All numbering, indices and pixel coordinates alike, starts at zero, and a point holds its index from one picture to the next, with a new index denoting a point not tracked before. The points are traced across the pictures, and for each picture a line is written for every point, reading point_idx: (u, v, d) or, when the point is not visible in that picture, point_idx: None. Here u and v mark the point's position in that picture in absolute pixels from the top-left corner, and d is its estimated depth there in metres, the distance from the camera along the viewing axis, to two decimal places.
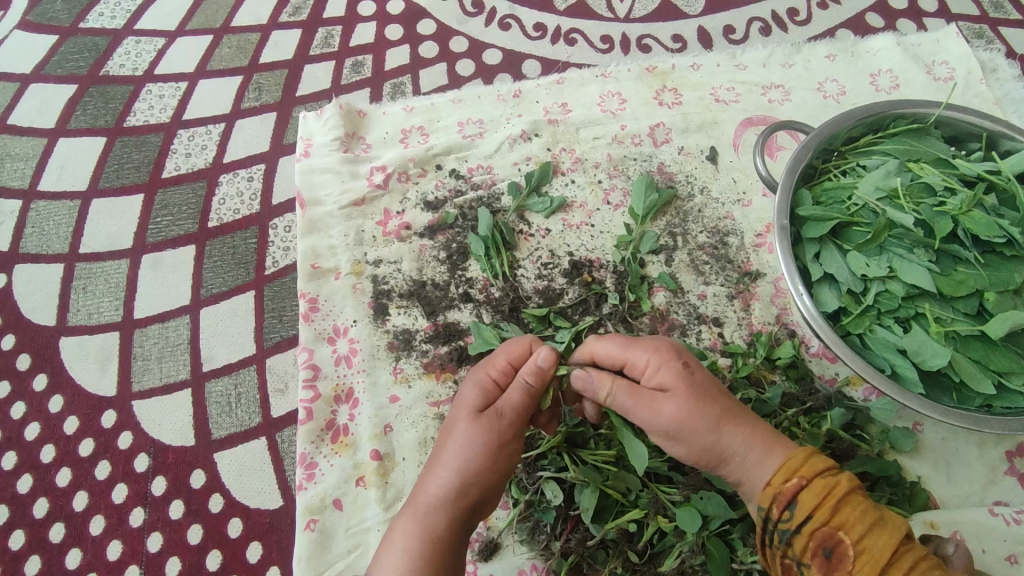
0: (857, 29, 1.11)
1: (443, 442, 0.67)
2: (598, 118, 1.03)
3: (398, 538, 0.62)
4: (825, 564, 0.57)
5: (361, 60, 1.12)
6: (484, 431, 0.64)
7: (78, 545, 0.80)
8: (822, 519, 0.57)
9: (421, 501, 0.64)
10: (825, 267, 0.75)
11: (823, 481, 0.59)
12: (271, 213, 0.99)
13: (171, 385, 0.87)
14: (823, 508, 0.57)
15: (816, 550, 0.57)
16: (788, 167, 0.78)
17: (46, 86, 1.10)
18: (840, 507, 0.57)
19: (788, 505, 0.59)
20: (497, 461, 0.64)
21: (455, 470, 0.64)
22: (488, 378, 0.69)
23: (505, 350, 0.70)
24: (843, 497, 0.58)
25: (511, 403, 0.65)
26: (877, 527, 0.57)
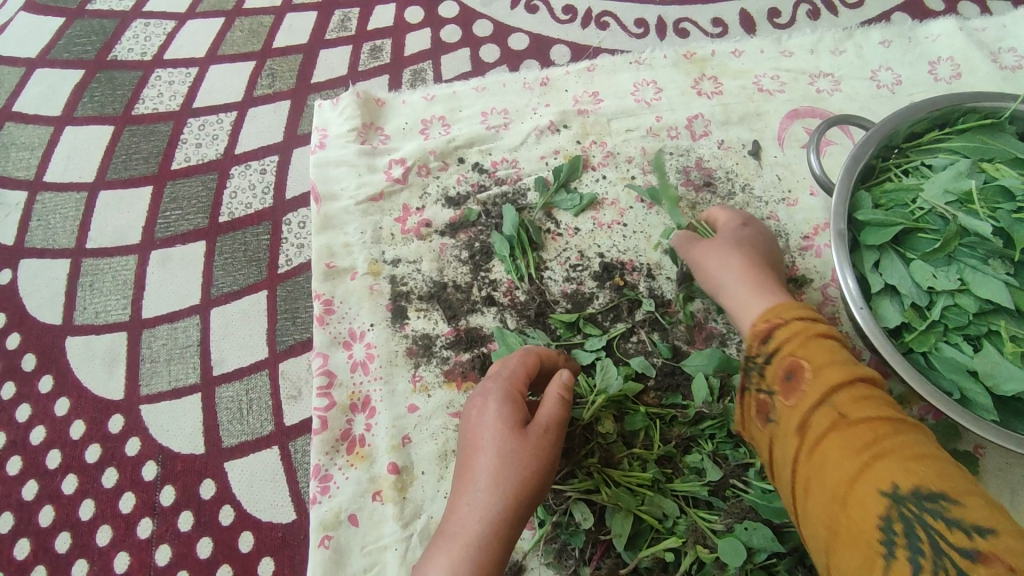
0: (914, 12, 1.02)
1: (474, 464, 0.62)
2: (631, 109, 0.96)
3: (443, 572, 0.56)
4: (785, 389, 0.60)
5: (379, 44, 1.06)
6: (527, 446, 0.62)
7: (84, 556, 0.77)
8: (788, 347, 0.62)
9: (463, 528, 0.58)
10: (886, 278, 0.68)
11: (799, 324, 0.64)
12: (285, 208, 0.93)
13: (180, 390, 0.83)
14: (791, 340, 0.62)
15: (779, 376, 0.61)
16: (847, 167, 0.72)
17: (53, 71, 1.06)
18: (806, 343, 0.62)
19: (762, 340, 0.65)
20: (537, 478, 0.61)
21: (498, 490, 0.60)
22: (511, 390, 0.67)
23: (516, 361, 0.69)
24: (805, 337, 0.62)
25: (549, 417, 0.64)
26: (834, 363, 0.59)
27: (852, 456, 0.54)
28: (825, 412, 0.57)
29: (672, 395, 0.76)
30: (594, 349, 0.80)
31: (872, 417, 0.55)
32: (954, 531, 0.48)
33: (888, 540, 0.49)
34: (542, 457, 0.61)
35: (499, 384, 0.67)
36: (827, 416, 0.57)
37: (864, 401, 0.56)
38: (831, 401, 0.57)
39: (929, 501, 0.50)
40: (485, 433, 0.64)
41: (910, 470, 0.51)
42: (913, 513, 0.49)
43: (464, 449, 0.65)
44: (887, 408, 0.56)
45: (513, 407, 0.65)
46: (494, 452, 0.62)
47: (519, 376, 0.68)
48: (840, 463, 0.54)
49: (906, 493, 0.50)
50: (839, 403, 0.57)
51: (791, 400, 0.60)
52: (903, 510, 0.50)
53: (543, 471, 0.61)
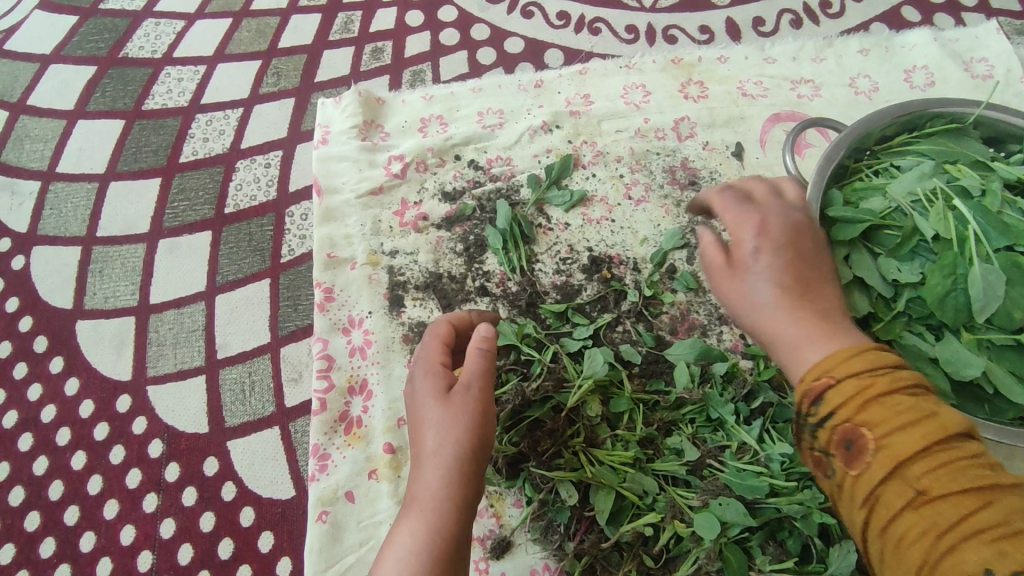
0: (891, 23, 1.07)
1: (422, 437, 0.67)
2: (621, 111, 1.01)
3: (408, 534, 0.61)
4: (846, 458, 0.52)
5: (381, 46, 1.10)
6: (456, 409, 0.66)
7: (91, 528, 0.80)
8: (845, 413, 0.52)
9: (423, 493, 0.64)
10: (856, 271, 0.72)
11: (857, 380, 0.53)
12: (288, 201, 0.98)
13: (186, 372, 0.87)
14: (847, 404, 0.52)
15: (838, 443, 0.53)
16: (820, 165, 0.76)
17: (66, 67, 1.10)
18: (865, 405, 0.52)
19: (812, 403, 0.55)
20: (477, 434, 0.65)
21: (440, 457, 0.64)
22: (431, 362, 0.71)
23: (434, 336, 0.74)
24: (870, 392, 0.52)
25: (470, 375, 0.68)
26: (919, 423, 0.50)
27: (932, 536, 0.47)
28: (897, 485, 0.50)
29: (656, 382, 0.81)
30: (580, 337, 0.84)
31: (957, 492, 0.48)
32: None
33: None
34: (476, 413, 0.66)
35: (421, 361, 0.72)
36: (902, 492, 0.49)
37: (955, 470, 0.48)
38: (903, 472, 0.49)
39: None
40: (425, 405, 0.68)
41: (1006, 553, 0.45)
42: None
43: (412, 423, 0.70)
44: (971, 470, 0.48)
45: (434, 377, 0.69)
46: (434, 424, 0.66)
47: (434, 354, 0.73)
48: (920, 542, 0.48)
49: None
50: (914, 475, 0.49)
51: (855, 470, 0.52)
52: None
53: (480, 424, 0.65)
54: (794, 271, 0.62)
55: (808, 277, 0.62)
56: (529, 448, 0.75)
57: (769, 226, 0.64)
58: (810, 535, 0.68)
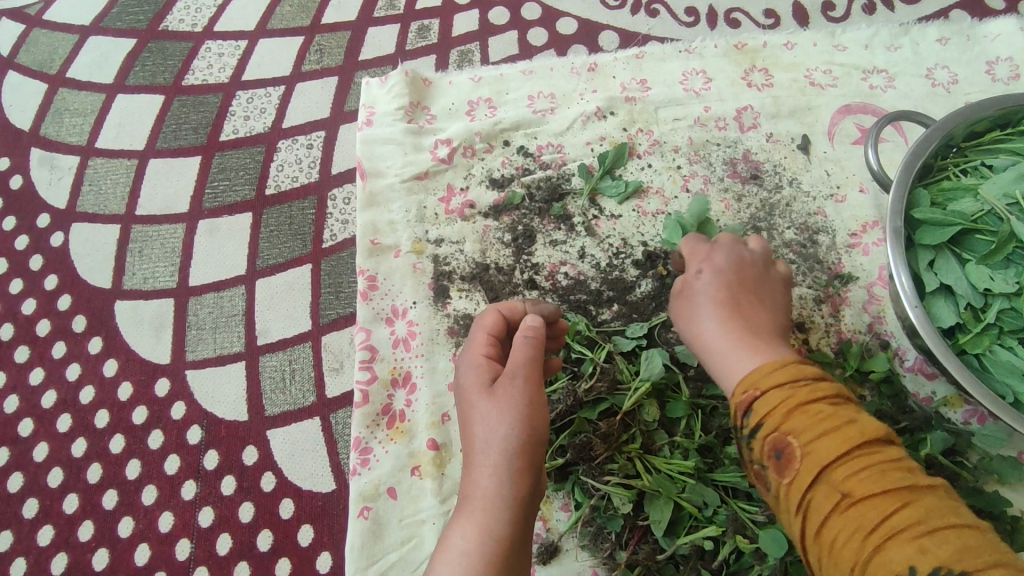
0: (973, 10, 1.00)
1: (469, 435, 0.63)
2: (680, 98, 0.95)
3: (463, 537, 0.58)
4: (778, 467, 0.53)
5: (427, 24, 1.05)
6: (500, 403, 0.62)
7: (130, 513, 0.79)
8: (772, 422, 0.53)
9: (473, 495, 0.60)
10: (941, 278, 0.68)
11: (785, 386, 0.54)
12: (330, 183, 0.94)
13: (225, 357, 0.85)
14: (773, 412, 0.54)
15: (768, 453, 0.54)
16: (905, 162, 0.71)
17: (105, 40, 1.07)
18: (793, 411, 0.53)
19: (743, 414, 0.56)
20: (525, 427, 0.61)
21: (488, 453, 0.60)
22: (475, 355, 0.67)
23: (477, 327, 0.70)
24: (802, 399, 0.53)
25: (517, 364, 0.63)
26: (831, 431, 0.51)
27: (859, 537, 0.48)
28: (821, 491, 0.50)
29: (714, 386, 0.75)
30: (635, 335, 0.80)
31: (878, 494, 0.49)
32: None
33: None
34: (521, 403, 0.61)
35: (466, 352, 0.69)
36: (829, 496, 0.50)
37: (866, 475, 0.49)
38: (829, 478, 0.50)
39: None
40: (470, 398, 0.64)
41: (929, 550, 0.46)
42: None
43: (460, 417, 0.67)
44: (899, 475, 0.50)
45: (478, 370, 0.65)
46: (479, 421, 0.62)
47: (480, 344, 0.69)
48: (846, 544, 0.49)
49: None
50: (837, 479, 0.50)
51: (785, 478, 0.53)
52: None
53: (527, 416, 0.61)
54: (735, 286, 0.66)
55: (746, 298, 0.65)
56: (579, 455, 0.72)
57: (712, 258, 0.69)
58: None
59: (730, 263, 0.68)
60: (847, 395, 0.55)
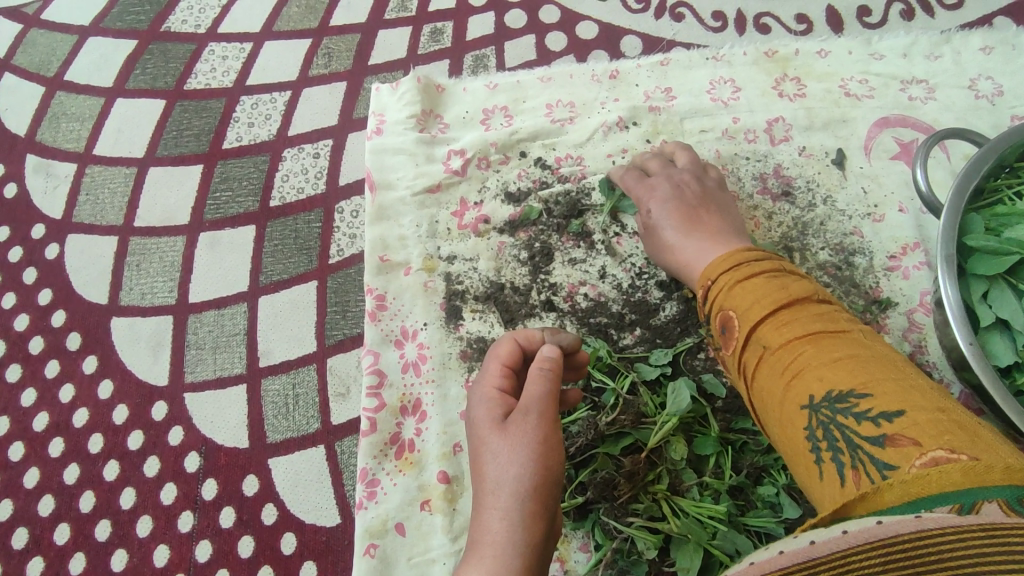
0: (1019, 17, 0.94)
1: (480, 474, 0.58)
2: (706, 108, 0.90)
3: None
4: (722, 337, 0.65)
5: (440, 27, 1.01)
6: (513, 440, 0.58)
7: (124, 546, 0.75)
8: (718, 301, 0.65)
9: (481, 542, 0.54)
10: (998, 311, 0.62)
11: (732, 271, 0.66)
12: (338, 195, 0.90)
13: (226, 379, 0.81)
14: (720, 292, 0.65)
15: (718, 328, 0.65)
16: (957, 184, 0.66)
17: (105, 41, 1.03)
18: (732, 288, 0.64)
19: (703, 300, 0.68)
20: (538, 467, 0.56)
21: (500, 496, 0.56)
22: (488, 387, 0.63)
23: (491, 356, 0.66)
24: (741, 276, 0.65)
25: (533, 399, 0.60)
26: (770, 303, 0.61)
27: (777, 377, 0.58)
28: (752, 349, 0.61)
29: (743, 420, 0.71)
30: (658, 362, 0.75)
31: (792, 337, 0.58)
32: (864, 422, 0.51)
33: (814, 447, 0.53)
34: (537, 443, 0.57)
35: (479, 383, 0.65)
36: (755, 350, 0.61)
37: (785, 326, 0.59)
38: (756, 335, 0.61)
39: (841, 401, 0.53)
40: (481, 433, 0.60)
41: (824, 378, 0.54)
42: (828, 416, 0.53)
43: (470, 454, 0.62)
44: (819, 327, 0.58)
45: (491, 403, 0.62)
46: (489, 459, 0.58)
47: (495, 375, 0.64)
48: (769, 385, 0.58)
49: (821, 399, 0.54)
50: (763, 335, 0.60)
51: (729, 348, 0.64)
52: (820, 416, 0.53)
53: (543, 457, 0.57)
54: (683, 204, 0.77)
55: (695, 205, 0.77)
56: (601, 494, 0.68)
57: (656, 190, 0.79)
58: None
59: (675, 186, 0.79)
60: (792, 272, 0.66)
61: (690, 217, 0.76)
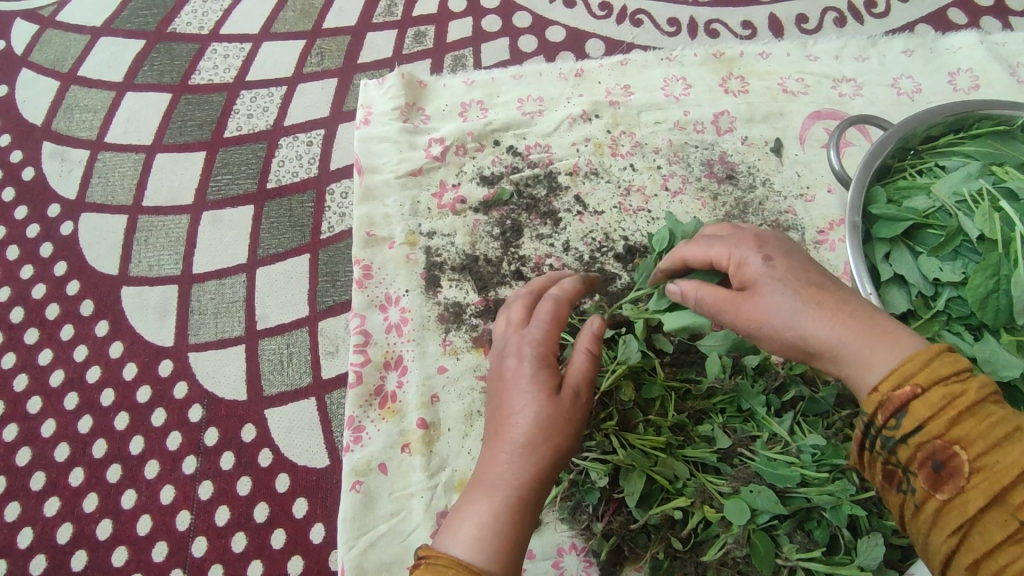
0: (937, 24, 1.06)
1: (506, 423, 0.62)
2: (660, 102, 1.01)
3: (483, 516, 0.58)
4: (932, 480, 0.49)
5: (423, 30, 1.11)
6: (566, 410, 0.62)
7: (133, 486, 0.83)
8: (933, 430, 0.49)
9: (500, 482, 0.60)
10: (895, 268, 0.73)
11: (947, 388, 0.49)
12: (329, 178, 0.99)
13: (226, 341, 0.89)
14: (937, 418, 0.49)
15: (924, 461, 0.50)
16: (864, 162, 0.76)
17: (116, 40, 1.12)
18: (959, 418, 0.48)
19: (895, 415, 0.51)
20: (571, 435, 0.62)
21: (531, 450, 0.60)
22: (544, 347, 0.65)
23: (542, 318, 0.67)
24: (965, 405, 0.48)
25: (578, 375, 0.64)
26: (1008, 444, 0.47)
27: None
28: (993, 513, 0.47)
29: (687, 370, 0.82)
30: (613, 321, 0.84)
31: None
32: None
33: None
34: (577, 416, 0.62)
35: (529, 340, 0.66)
36: (1003, 519, 0.46)
37: None
38: (1004, 498, 0.46)
39: None
40: (519, 389, 0.62)
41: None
42: None
43: (491, 399, 0.65)
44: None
45: (545, 365, 0.63)
46: (531, 415, 0.61)
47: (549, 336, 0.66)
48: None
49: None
50: (1015, 503, 0.46)
51: (942, 493, 0.49)
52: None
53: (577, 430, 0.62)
54: (810, 279, 0.56)
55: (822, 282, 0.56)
56: None
57: (767, 242, 0.60)
58: (839, 526, 0.69)
59: (795, 260, 0.58)
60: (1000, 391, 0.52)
61: (823, 290, 0.55)
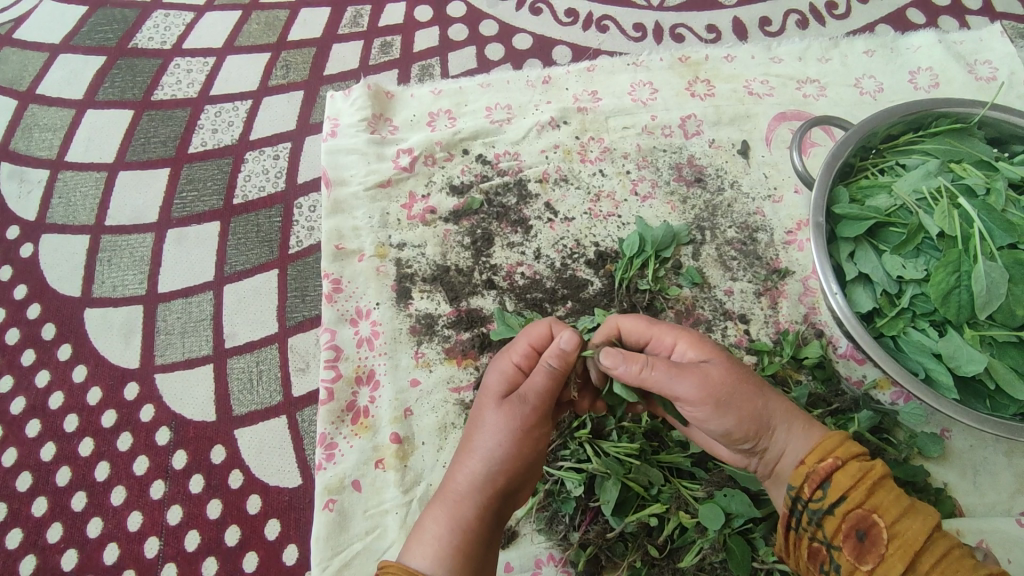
0: (897, 24, 1.08)
1: (467, 431, 0.65)
2: (628, 108, 1.01)
3: (422, 523, 0.61)
4: (857, 550, 0.54)
5: (390, 40, 1.10)
6: (506, 420, 0.62)
7: (99, 514, 0.81)
8: (855, 499, 0.55)
9: (446, 487, 0.63)
10: (860, 267, 0.74)
11: (863, 463, 0.57)
12: (297, 192, 0.98)
13: (194, 361, 0.88)
14: (855, 487, 0.55)
15: (849, 532, 0.55)
16: (827, 162, 0.76)
17: (75, 57, 1.10)
18: (873, 486, 0.55)
19: (820, 484, 0.57)
20: (514, 445, 0.61)
21: (475, 459, 0.62)
22: (509, 361, 0.66)
23: (525, 330, 0.67)
24: (875, 476, 0.55)
25: (532, 388, 0.62)
26: (909, 513, 0.54)
27: None
28: None
29: None
30: (587, 327, 0.83)
31: None
32: None
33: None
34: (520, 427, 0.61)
35: (505, 353, 0.68)
36: None
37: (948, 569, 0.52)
38: (915, 563, 0.52)
39: None
40: (482, 402, 0.66)
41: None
42: None
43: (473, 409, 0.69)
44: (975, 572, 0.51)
45: (505, 377, 0.66)
46: (479, 422, 0.64)
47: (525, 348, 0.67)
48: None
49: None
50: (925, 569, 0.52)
51: (865, 564, 0.54)
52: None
53: (520, 441, 0.61)
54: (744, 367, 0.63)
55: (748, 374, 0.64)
56: None
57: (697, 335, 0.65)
58: None
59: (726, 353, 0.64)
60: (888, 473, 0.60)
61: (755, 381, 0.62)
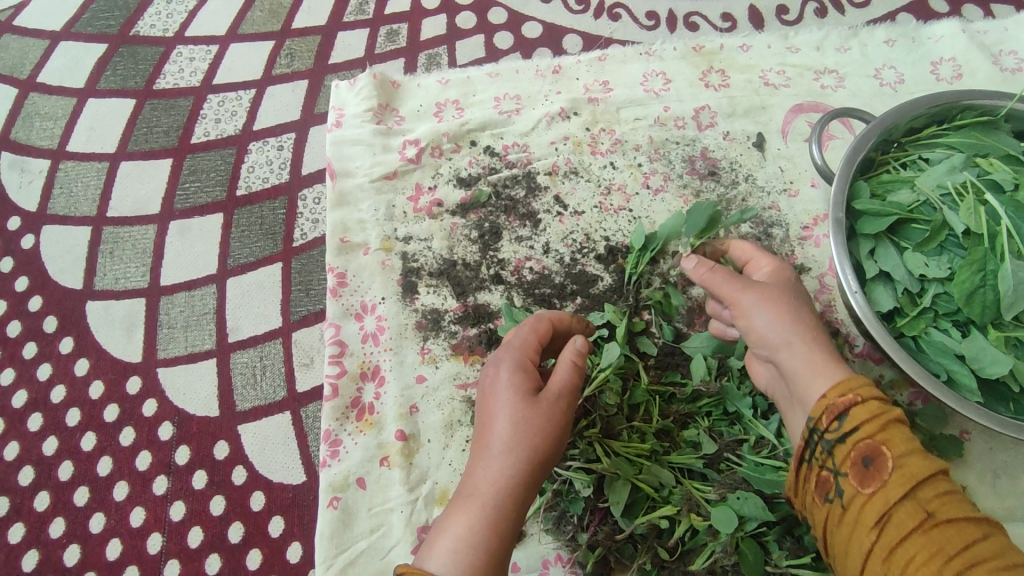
0: (919, 12, 1.05)
1: (485, 431, 0.62)
2: (640, 98, 0.99)
3: (457, 530, 0.57)
4: (861, 476, 0.56)
5: (396, 28, 1.08)
6: (541, 416, 0.61)
7: (101, 510, 0.80)
8: (868, 430, 0.56)
9: (477, 491, 0.59)
10: (880, 264, 0.71)
11: (877, 404, 0.57)
12: (301, 183, 0.96)
13: (196, 355, 0.86)
14: (871, 421, 0.56)
15: (855, 460, 0.56)
16: (846, 155, 0.74)
17: (76, 45, 1.08)
18: (886, 425, 0.56)
19: (838, 416, 0.58)
20: (550, 441, 0.61)
21: (511, 460, 0.59)
22: (521, 358, 0.66)
23: (525, 329, 0.69)
24: (893, 416, 0.57)
25: (559, 386, 0.64)
26: (917, 454, 0.55)
27: (940, 560, 0.51)
28: (906, 508, 0.53)
29: (672, 373, 0.79)
30: (595, 323, 0.82)
31: (958, 518, 0.52)
32: None
33: None
34: (557, 423, 0.62)
35: (512, 351, 0.67)
36: (913, 514, 0.53)
37: (944, 500, 0.53)
38: (915, 495, 0.53)
39: None
40: (497, 400, 0.63)
41: None
42: None
43: (476, 405, 0.66)
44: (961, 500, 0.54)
45: (523, 374, 0.64)
46: (506, 420, 0.61)
47: (530, 345, 0.68)
48: (928, 559, 0.51)
49: None
50: (924, 499, 0.53)
51: (868, 488, 0.55)
52: None
53: (557, 437, 0.61)
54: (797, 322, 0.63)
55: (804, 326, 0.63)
56: None
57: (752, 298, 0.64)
58: None
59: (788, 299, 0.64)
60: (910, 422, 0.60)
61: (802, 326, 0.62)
